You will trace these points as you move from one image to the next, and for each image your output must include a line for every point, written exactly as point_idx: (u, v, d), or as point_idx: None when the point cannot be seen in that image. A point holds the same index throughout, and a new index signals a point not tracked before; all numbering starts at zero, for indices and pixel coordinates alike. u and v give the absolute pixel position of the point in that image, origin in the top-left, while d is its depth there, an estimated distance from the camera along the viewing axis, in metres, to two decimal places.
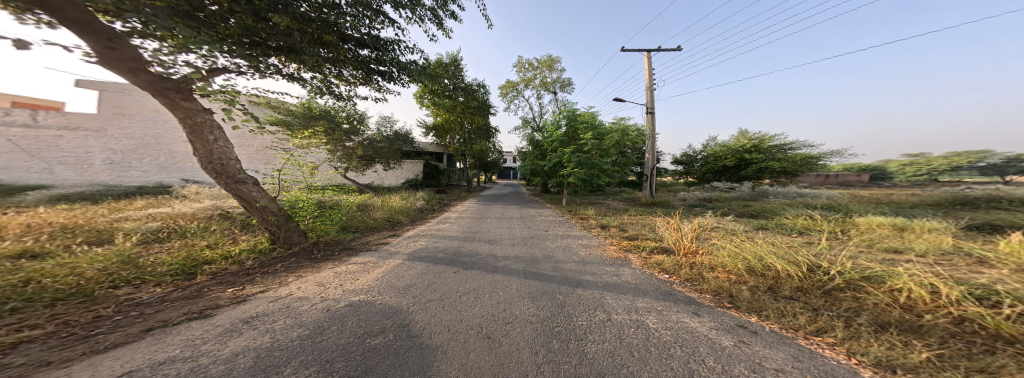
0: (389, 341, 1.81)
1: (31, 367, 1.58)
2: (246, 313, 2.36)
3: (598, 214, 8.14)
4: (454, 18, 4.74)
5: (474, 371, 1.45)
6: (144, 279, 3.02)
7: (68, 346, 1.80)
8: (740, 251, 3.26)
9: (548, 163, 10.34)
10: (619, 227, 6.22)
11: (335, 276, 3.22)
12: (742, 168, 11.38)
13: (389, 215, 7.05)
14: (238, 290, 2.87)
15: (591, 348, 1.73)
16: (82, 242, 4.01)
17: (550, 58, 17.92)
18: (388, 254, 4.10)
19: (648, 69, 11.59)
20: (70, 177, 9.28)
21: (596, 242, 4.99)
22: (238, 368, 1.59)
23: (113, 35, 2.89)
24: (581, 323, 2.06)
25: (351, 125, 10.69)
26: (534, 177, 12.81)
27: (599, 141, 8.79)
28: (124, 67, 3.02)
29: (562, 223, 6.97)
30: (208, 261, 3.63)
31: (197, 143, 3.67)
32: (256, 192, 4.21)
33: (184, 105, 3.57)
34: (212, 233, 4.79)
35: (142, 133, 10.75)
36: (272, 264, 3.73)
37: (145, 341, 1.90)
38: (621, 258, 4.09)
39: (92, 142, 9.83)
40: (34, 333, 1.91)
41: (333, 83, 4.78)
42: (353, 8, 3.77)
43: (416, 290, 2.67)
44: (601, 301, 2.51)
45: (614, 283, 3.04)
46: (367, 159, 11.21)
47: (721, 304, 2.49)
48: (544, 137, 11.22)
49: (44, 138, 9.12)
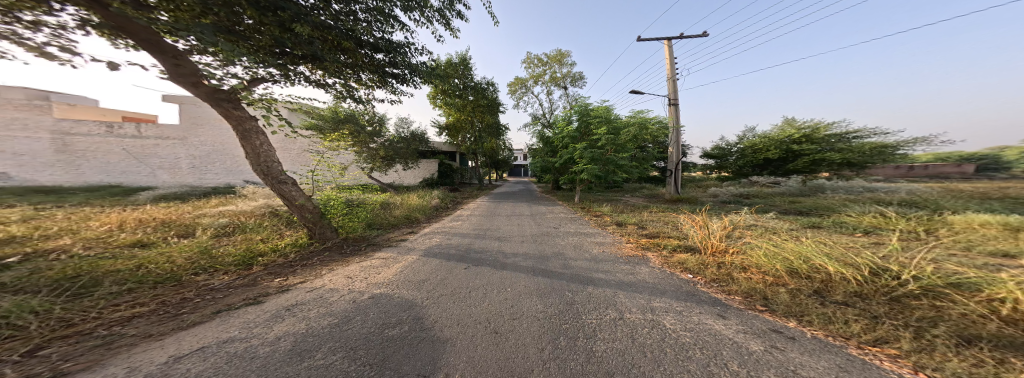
0: (404, 332, 1.90)
1: (138, 338, 1.89)
2: (288, 301, 2.58)
3: (614, 211, 7.95)
4: (461, 18, 4.77)
5: (482, 364, 1.51)
6: (215, 268, 3.40)
7: (163, 322, 2.12)
8: (783, 252, 3.04)
9: (560, 160, 10.23)
10: (638, 225, 6.01)
11: (360, 270, 3.42)
12: (789, 161, 10.44)
13: (408, 213, 7.31)
14: (283, 280, 3.14)
15: (600, 347, 1.71)
16: (171, 233, 4.64)
17: (559, 52, 17.44)
18: (405, 250, 4.28)
19: (668, 58, 11.05)
20: (167, 180, 11.18)
21: (610, 240, 4.88)
22: (279, 351, 1.75)
23: (178, 53, 3.37)
24: (590, 321, 2.05)
25: (374, 128, 11.19)
26: (546, 174, 12.71)
27: (613, 136, 8.50)
28: (187, 81, 3.53)
29: (573, 221, 6.90)
30: (261, 253, 3.98)
31: (246, 148, 4.05)
32: (297, 192, 4.55)
33: (235, 113, 3.93)
34: (266, 228, 5.26)
35: (211, 141, 11.94)
36: (310, 257, 4.03)
37: (215, 322, 2.15)
38: (639, 256, 3.97)
39: (179, 149, 11.43)
40: (142, 309, 2.29)
41: (353, 87, 5.02)
42: (367, 14, 3.95)
43: (430, 285, 2.78)
44: (613, 300, 2.47)
45: (629, 281, 2.97)
46: (388, 160, 11.69)
47: (754, 306, 2.35)
48: (554, 134, 11.11)
49: (147, 146, 10.92)
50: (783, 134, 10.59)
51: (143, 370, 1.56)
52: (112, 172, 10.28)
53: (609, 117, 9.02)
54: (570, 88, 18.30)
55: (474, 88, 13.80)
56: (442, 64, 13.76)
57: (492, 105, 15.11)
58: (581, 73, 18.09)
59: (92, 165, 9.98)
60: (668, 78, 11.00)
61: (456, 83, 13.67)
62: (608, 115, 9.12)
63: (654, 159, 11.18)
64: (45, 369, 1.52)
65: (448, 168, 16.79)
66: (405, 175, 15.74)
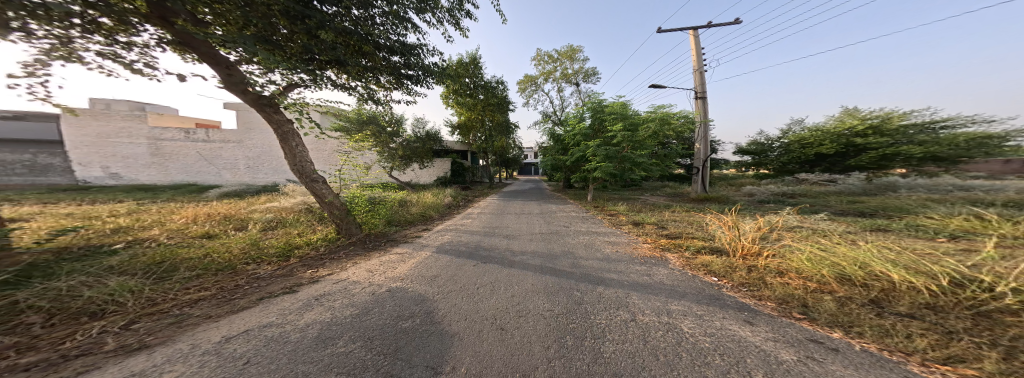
0: (416, 325, 1.98)
1: (201, 318, 2.19)
2: (318, 291, 2.78)
3: (631, 210, 7.68)
4: (471, 17, 4.82)
5: (486, 359, 1.54)
6: (262, 258, 3.74)
7: (221, 305, 2.42)
8: (833, 257, 2.75)
9: (572, 158, 10.03)
10: (658, 225, 5.77)
11: (378, 264, 3.59)
12: (850, 156, 8.81)
13: (423, 210, 7.51)
14: (314, 272, 3.37)
15: (609, 348, 1.69)
16: (230, 225, 5.24)
17: (571, 48, 17.06)
18: (419, 246, 4.44)
19: (694, 49, 10.47)
20: (228, 178, 13.00)
21: (625, 240, 4.75)
22: (307, 337, 1.90)
23: (230, 64, 3.81)
24: (599, 322, 2.02)
25: (394, 128, 11.61)
26: (556, 172, 12.71)
27: (629, 132, 8.17)
28: (238, 89, 3.96)
29: (585, 220, 6.75)
30: (298, 246, 4.30)
31: (284, 149, 4.41)
32: (327, 190, 4.86)
33: (275, 117, 4.31)
34: (302, 222, 5.67)
35: (263, 143, 13.41)
36: (336, 251, 4.29)
37: (258, 307, 2.38)
38: (657, 257, 3.85)
39: (237, 151, 13.12)
40: (204, 294, 2.64)
41: (374, 89, 5.24)
42: (383, 17, 4.10)
43: (441, 281, 2.86)
44: (626, 301, 2.41)
45: (644, 282, 2.88)
46: (406, 159, 12.08)
47: (790, 314, 2.17)
48: (565, 131, 10.94)
49: (213, 149, 12.88)
50: (842, 126, 8.87)
51: (204, 346, 1.79)
52: (190, 172, 12.56)
53: (625, 113, 8.68)
54: (582, 85, 17.78)
55: (484, 86, 13.95)
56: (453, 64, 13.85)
57: (501, 104, 15.11)
58: (594, 68, 17.54)
59: (177, 166, 12.35)
60: (693, 70, 10.47)
61: (468, 82, 13.76)
62: (624, 111, 8.79)
63: (678, 156, 10.64)
64: (135, 341, 1.84)
65: (460, 167, 17.09)
66: (421, 174, 16.12)
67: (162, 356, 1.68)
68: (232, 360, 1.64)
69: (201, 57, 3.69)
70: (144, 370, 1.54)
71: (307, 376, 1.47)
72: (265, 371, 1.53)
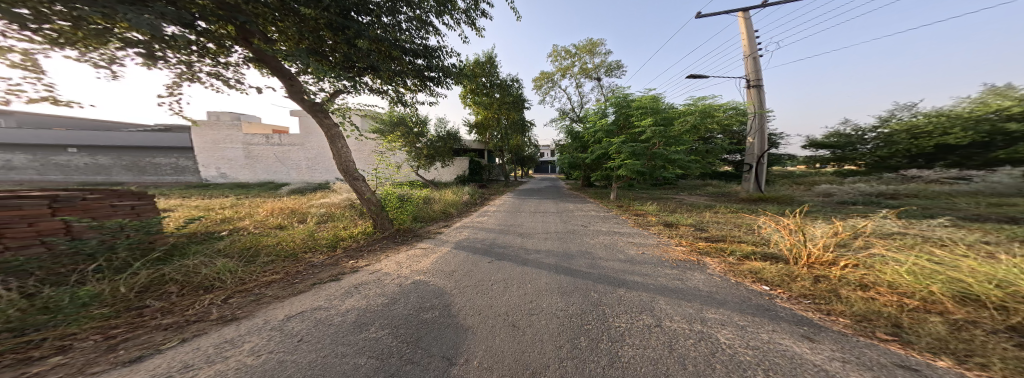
0: (436, 317, 2.08)
1: (268, 297, 2.54)
2: (356, 280, 3.04)
3: (661, 211, 7.20)
4: (486, 16, 4.87)
5: (498, 356, 1.56)
6: (314, 248, 4.18)
7: (286, 287, 2.80)
8: (950, 272, 2.18)
9: (593, 155, 9.69)
10: (695, 227, 5.33)
11: (405, 258, 3.81)
12: (998, 146, 7.00)
13: (444, 207, 7.80)
14: (354, 262, 3.70)
15: (627, 353, 1.61)
16: (294, 218, 5.97)
17: (591, 41, 16.28)
18: (440, 241, 4.63)
19: (744, 33, 9.46)
20: (295, 177, 14.83)
21: (652, 241, 4.47)
22: (347, 321, 2.11)
23: (291, 76, 4.32)
24: (619, 325, 1.94)
25: (421, 129, 12.17)
26: (574, 170, 12.43)
27: (662, 127, 7.56)
28: (298, 98, 4.49)
29: (606, 220, 6.44)
30: (342, 238, 4.73)
31: (333, 150, 4.89)
32: (366, 187, 5.27)
33: (325, 121, 4.81)
34: (345, 217, 6.24)
35: (319, 147, 14.90)
36: (371, 244, 4.66)
37: (312, 291, 2.70)
38: (694, 261, 3.54)
39: (299, 153, 14.80)
40: (275, 277, 3.07)
41: (402, 92, 5.54)
42: (408, 22, 4.32)
43: (457, 276, 2.96)
44: (651, 306, 2.27)
45: (674, 287, 2.69)
46: (430, 158, 12.60)
47: (871, 334, 1.78)
48: (585, 128, 10.61)
49: (283, 152, 14.77)
50: (985, 108, 6.98)
51: (270, 322, 2.08)
52: (270, 172, 14.75)
53: (657, 107, 8.09)
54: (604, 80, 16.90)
55: (500, 85, 14.09)
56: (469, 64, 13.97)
57: (516, 102, 15.05)
58: (616, 61, 16.63)
59: (262, 166, 14.63)
60: (745, 56, 9.43)
61: (482, 81, 13.72)
62: (654, 105, 8.21)
63: (724, 151, 9.68)
64: (230, 313, 2.23)
65: (477, 165, 17.35)
66: (443, 173, 16.77)
67: (246, 327, 2.00)
68: (290, 336, 1.88)
69: (272, 71, 4.26)
70: (234, 338, 1.85)
71: (343, 357, 1.62)
72: (312, 349, 1.72)
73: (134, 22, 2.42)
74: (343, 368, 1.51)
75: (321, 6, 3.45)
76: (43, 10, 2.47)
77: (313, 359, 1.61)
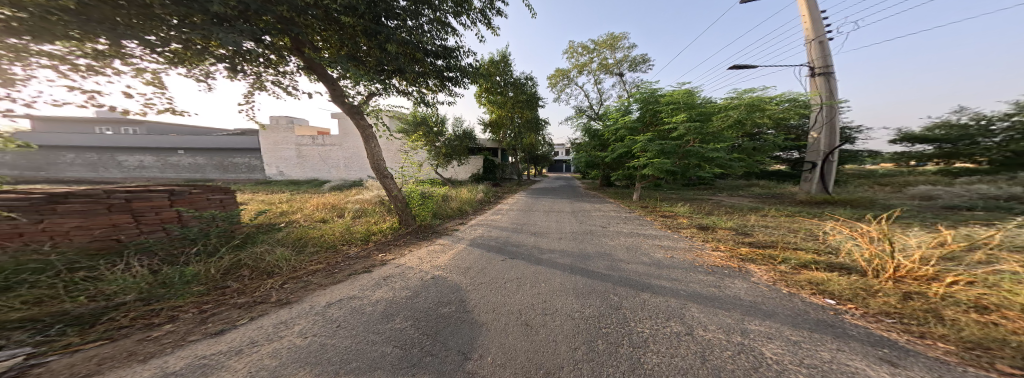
0: (453, 312, 2.12)
1: (313, 284, 2.78)
2: (383, 273, 3.19)
3: (692, 213, 6.72)
4: (501, 14, 4.84)
5: (511, 354, 1.53)
6: (351, 241, 4.47)
7: (328, 275, 3.04)
8: None
9: (614, 154, 9.29)
10: (736, 231, 4.89)
11: (425, 253, 3.92)
12: None
13: (461, 205, 7.94)
14: (384, 255, 3.90)
15: (651, 360, 1.51)
16: (334, 212, 6.45)
17: (612, 36, 15.59)
18: (456, 239, 4.70)
19: (806, 15, 8.49)
20: (337, 175, 16.01)
21: (683, 245, 4.18)
22: (378, 310, 2.21)
23: (332, 81, 4.63)
24: (641, 330, 1.83)
25: (440, 128, 12.49)
26: (592, 169, 12.09)
27: (698, 123, 7.03)
28: (342, 102, 4.83)
29: (629, 220, 6.17)
30: (374, 232, 5.00)
31: (369, 149, 5.20)
32: (394, 185, 5.54)
33: (361, 122, 5.12)
34: (375, 212, 6.59)
35: (357, 147, 15.91)
36: (397, 239, 4.89)
37: (350, 281, 2.89)
38: (735, 268, 3.23)
39: (340, 152, 15.93)
40: (320, 266, 3.33)
41: (425, 93, 5.71)
42: (429, 24, 4.42)
43: (472, 273, 2.99)
44: (681, 313, 2.10)
45: (708, 295, 2.48)
46: (448, 157, 12.90)
47: (994, 366, 1.41)
48: (605, 125, 10.22)
49: (326, 152, 15.96)
50: None
51: (314, 307, 2.26)
52: (317, 170, 16.04)
53: (692, 102, 7.56)
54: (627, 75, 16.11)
55: (514, 83, 14.06)
56: (485, 63, 13.97)
57: (531, 100, 14.93)
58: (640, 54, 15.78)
59: (311, 165, 15.97)
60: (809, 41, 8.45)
61: (497, 80, 13.68)
62: (689, 99, 7.66)
63: (778, 149, 8.72)
64: (286, 297, 2.46)
65: (492, 163, 17.44)
66: (460, 171, 17.15)
67: (298, 310, 2.19)
68: (331, 321, 2.02)
69: (319, 78, 4.63)
70: (288, 320, 2.03)
71: (373, 344, 1.70)
72: (347, 335, 1.82)
73: (225, 41, 2.80)
74: (369, 355, 1.58)
75: (358, 14, 3.67)
76: (164, 37, 2.94)
77: (349, 345, 1.71)
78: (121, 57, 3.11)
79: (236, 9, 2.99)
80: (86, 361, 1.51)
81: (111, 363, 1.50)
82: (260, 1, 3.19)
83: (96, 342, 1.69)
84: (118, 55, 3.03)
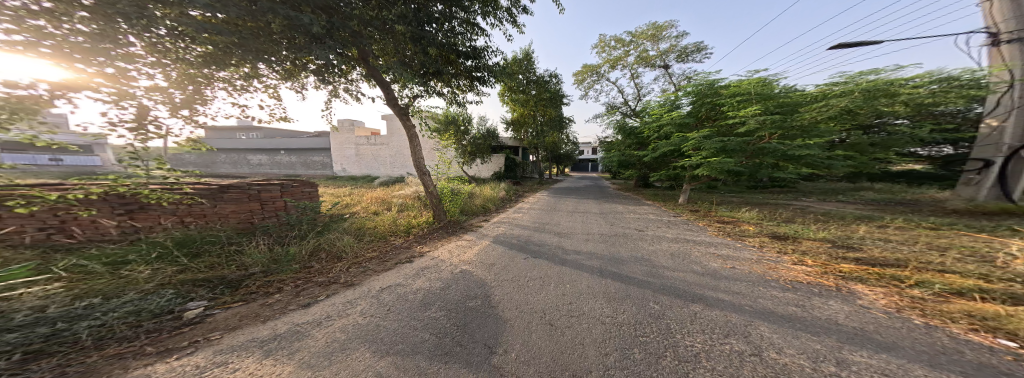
0: (479, 305, 2.13)
1: (371, 270, 3.03)
2: (419, 264, 3.32)
3: (756, 218, 5.92)
4: (528, 12, 4.73)
5: (535, 352, 1.48)
6: (399, 233, 4.78)
7: (382, 263, 3.29)
8: None
9: (655, 153, 8.60)
10: (833, 243, 4.06)
11: (453, 247, 4.04)
12: None
13: (485, 202, 7.99)
14: (421, 248, 4.08)
15: (703, 376, 1.33)
16: (383, 206, 6.99)
17: (654, 26, 14.39)
18: (480, 235, 4.74)
19: None
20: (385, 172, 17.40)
21: (750, 256, 3.62)
22: (417, 298, 2.32)
23: (384, 83, 4.98)
24: (689, 344, 1.63)
25: (466, 127, 12.75)
26: (628, 169, 11.37)
27: (777, 116, 6.03)
28: (394, 104, 5.18)
29: (674, 225, 5.66)
30: (414, 225, 5.27)
31: (413, 146, 5.51)
32: (431, 181, 5.79)
33: (406, 121, 5.42)
34: (414, 207, 6.98)
35: (401, 145, 17.07)
36: (432, 232, 5.10)
37: (396, 269, 3.08)
38: (830, 286, 2.59)
39: (388, 150, 17.26)
40: (374, 254, 3.62)
41: (457, 93, 5.85)
42: (460, 26, 4.50)
43: (496, 269, 2.99)
44: (743, 329, 1.82)
45: (778, 311, 2.11)
46: (471, 155, 13.17)
47: None
48: (643, 122, 9.52)
49: (376, 150, 17.42)
50: None
51: (371, 290, 2.45)
52: (371, 167, 17.60)
53: (767, 92, 6.61)
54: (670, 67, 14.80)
55: (537, 81, 13.68)
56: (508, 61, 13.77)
57: (554, 98, 14.64)
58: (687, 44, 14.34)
59: (365, 163, 17.58)
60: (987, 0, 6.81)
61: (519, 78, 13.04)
62: (765, 90, 6.71)
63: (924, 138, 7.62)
64: (348, 280, 2.71)
65: (512, 162, 17.38)
66: (482, 169, 17.48)
67: (359, 292, 2.40)
68: (381, 304, 2.17)
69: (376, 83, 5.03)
70: (350, 300, 2.23)
71: (410, 330, 1.78)
72: (394, 319, 1.93)
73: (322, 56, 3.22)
74: (411, 339, 1.66)
75: (408, 21, 3.85)
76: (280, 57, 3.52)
77: (396, 327, 1.81)
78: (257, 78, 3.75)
79: (326, 28, 3.38)
80: (233, 316, 1.95)
81: (248, 320, 1.90)
82: (339, 18, 3.57)
83: (239, 301, 2.20)
84: (258, 76, 3.64)
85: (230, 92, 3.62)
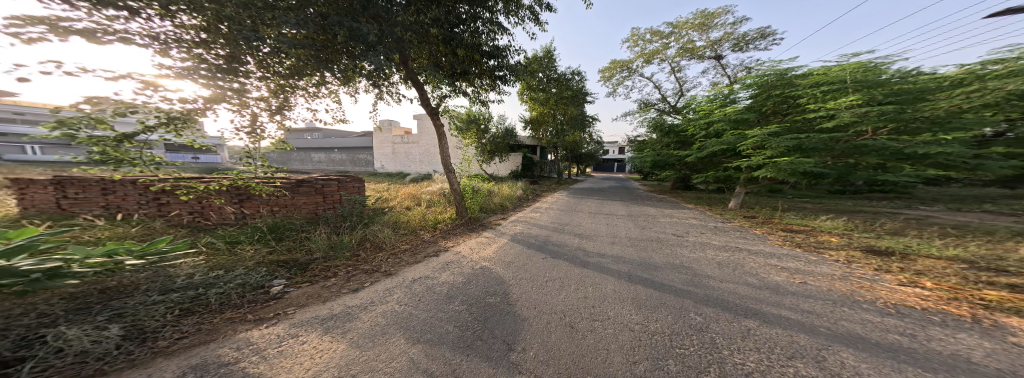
0: (500, 302, 2.19)
1: (405, 261, 3.25)
2: (444, 258, 3.48)
3: (839, 228, 5.18)
4: (552, 9, 4.66)
5: (554, 353, 1.49)
6: (426, 227, 5.03)
7: (414, 255, 3.51)
8: None
9: (701, 152, 7.95)
10: (981, 266, 3.23)
11: (473, 244, 4.17)
12: None
13: (503, 201, 8.04)
14: (446, 243, 4.26)
15: None
16: (414, 201, 7.42)
17: (703, 14, 13.21)
18: (498, 233, 4.81)
19: None
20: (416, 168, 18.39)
21: (829, 271, 3.19)
22: (442, 291, 2.45)
23: (421, 85, 5.25)
24: (738, 362, 1.51)
25: (486, 126, 12.95)
26: (663, 170, 10.60)
27: (882, 107, 5.09)
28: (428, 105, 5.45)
29: (721, 232, 5.17)
30: (439, 220, 5.51)
31: (442, 144, 5.76)
32: (456, 178, 6.00)
33: (437, 120, 5.66)
34: (437, 203, 7.30)
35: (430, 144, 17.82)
36: (454, 228, 5.30)
37: (427, 262, 3.27)
38: (966, 317, 2.12)
39: (420, 148, 18.18)
40: (405, 247, 3.86)
41: (481, 92, 5.94)
42: (484, 25, 4.57)
43: (513, 268, 3.03)
44: (805, 352, 1.64)
45: (839, 334, 1.86)
46: (490, 153, 13.35)
47: None
48: (688, 119, 8.85)
49: (409, 148, 18.47)
50: None
51: (405, 280, 2.64)
52: (405, 164, 18.72)
53: (869, 79, 5.75)
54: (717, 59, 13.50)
55: (558, 79, 13.19)
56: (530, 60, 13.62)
57: (577, 96, 14.25)
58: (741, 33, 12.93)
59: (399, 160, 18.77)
60: None
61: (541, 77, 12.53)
62: (873, 75, 5.77)
63: None
64: (387, 269, 2.95)
65: (530, 161, 17.35)
66: (501, 167, 17.63)
67: (395, 281, 2.60)
68: (413, 294, 2.32)
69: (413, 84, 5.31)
70: (388, 288, 2.42)
71: (435, 320, 1.90)
72: (422, 309, 2.07)
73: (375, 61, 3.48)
74: (438, 329, 1.76)
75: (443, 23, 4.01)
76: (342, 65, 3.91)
77: (425, 317, 1.94)
78: (325, 85, 4.19)
79: (379, 35, 3.64)
80: (305, 294, 2.25)
81: (313, 298, 2.17)
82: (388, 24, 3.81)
83: (306, 282, 2.52)
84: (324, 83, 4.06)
85: (306, 98, 4.10)
